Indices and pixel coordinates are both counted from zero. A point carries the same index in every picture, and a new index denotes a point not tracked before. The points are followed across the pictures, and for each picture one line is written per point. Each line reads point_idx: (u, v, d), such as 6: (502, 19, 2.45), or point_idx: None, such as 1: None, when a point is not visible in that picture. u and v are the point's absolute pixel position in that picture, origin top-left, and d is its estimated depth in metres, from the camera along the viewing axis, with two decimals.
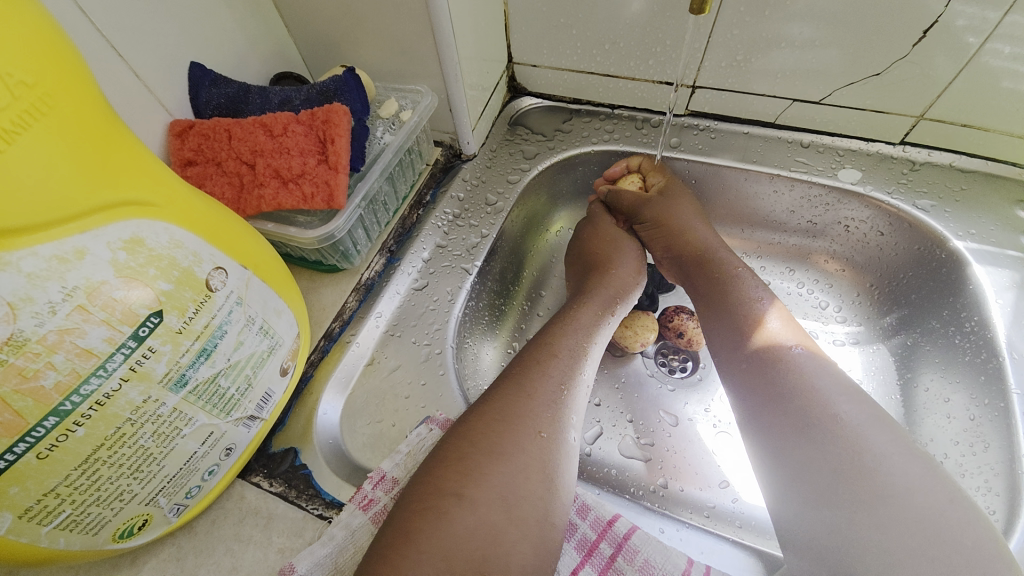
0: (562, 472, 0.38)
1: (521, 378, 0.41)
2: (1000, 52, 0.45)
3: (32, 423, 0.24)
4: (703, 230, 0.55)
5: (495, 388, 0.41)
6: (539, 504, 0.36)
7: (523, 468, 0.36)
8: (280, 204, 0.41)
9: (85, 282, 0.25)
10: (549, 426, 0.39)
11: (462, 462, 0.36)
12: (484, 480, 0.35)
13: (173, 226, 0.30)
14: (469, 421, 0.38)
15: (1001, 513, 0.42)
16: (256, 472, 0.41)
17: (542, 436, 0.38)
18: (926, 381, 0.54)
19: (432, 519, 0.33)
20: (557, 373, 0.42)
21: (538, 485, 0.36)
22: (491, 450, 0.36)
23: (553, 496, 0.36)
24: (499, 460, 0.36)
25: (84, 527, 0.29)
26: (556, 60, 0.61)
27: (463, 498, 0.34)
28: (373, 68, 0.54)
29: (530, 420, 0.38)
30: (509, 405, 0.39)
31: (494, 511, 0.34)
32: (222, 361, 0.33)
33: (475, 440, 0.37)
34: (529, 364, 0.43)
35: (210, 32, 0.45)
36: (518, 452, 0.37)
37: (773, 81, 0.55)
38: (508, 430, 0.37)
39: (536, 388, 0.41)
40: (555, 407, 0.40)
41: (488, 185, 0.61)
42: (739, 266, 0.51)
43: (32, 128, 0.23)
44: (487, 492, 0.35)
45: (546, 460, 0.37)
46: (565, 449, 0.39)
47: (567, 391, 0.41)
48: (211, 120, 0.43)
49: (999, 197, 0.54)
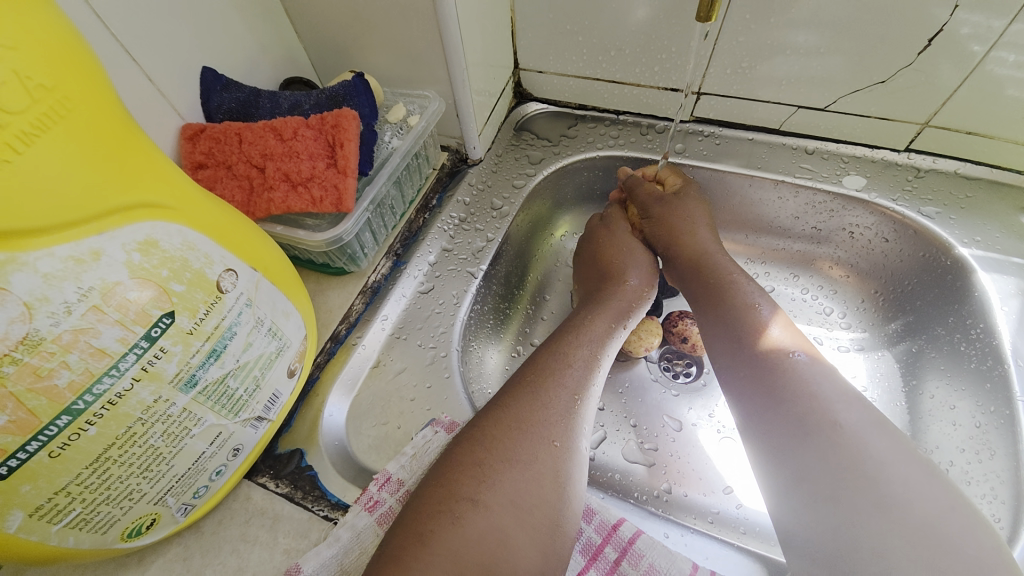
0: (575, 481, 0.38)
1: (536, 385, 0.41)
2: (1004, 60, 0.46)
3: (45, 421, 0.25)
4: (707, 236, 0.55)
5: (509, 393, 0.41)
6: (552, 512, 0.36)
7: (536, 475, 0.36)
8: (289, 207, 0.42)
9: (100, 283, 0.26)
10: (563, 436, 0.39)
11: (478, 467, 0.36)
12: (499, 486, 0.35)
13: (185, 228, 0.30)
14: (483, 425, 0.39)
15: (1007, 521, 0.42)
16: (263, 473, 0.41)
17: (556, 445, 0.38)
18: (931, 388, 0.54)
19: (446, 521, 0.33)
20: (571, 382, 0.42)
21: (551, 493, 0.36)
22: (506, 456, 0.36)
23: (566, 504, 0.36)
24: (513, 467, 0.36)
25: (93, 525, 0.29)
26: (562, 66, 0.62)
27: (477, 503, 0.34)
28: (381, 73, 0.54)
29: (547, 429, 0.39)
30: (525, 412, 0.39)
31: (506, 516, 0.34)
32: (231, 362, 0.33)
33: (491, 446, 0.37)
34: (542, 371, 0.43)
35: (221, 37, 0.45)
36: (533, 461, 0.37)
37: (778, 87, 0.55)
38: (523, 437, 0.38)
39: (551, 397, 0.41)
40: (568, 417, 0.40)
41: (494, 190, 0.61)
42: (736, 273, 0.51)
43: (50, 131, 0.23)
44: (500, 497, 0.35)
45: (559, 469, 0.37)
46: (578, 459, 0.39)
47: (581, 402, 0.42)
48: (222, 124, 0.43)
49: (1004, 205, 0.54)
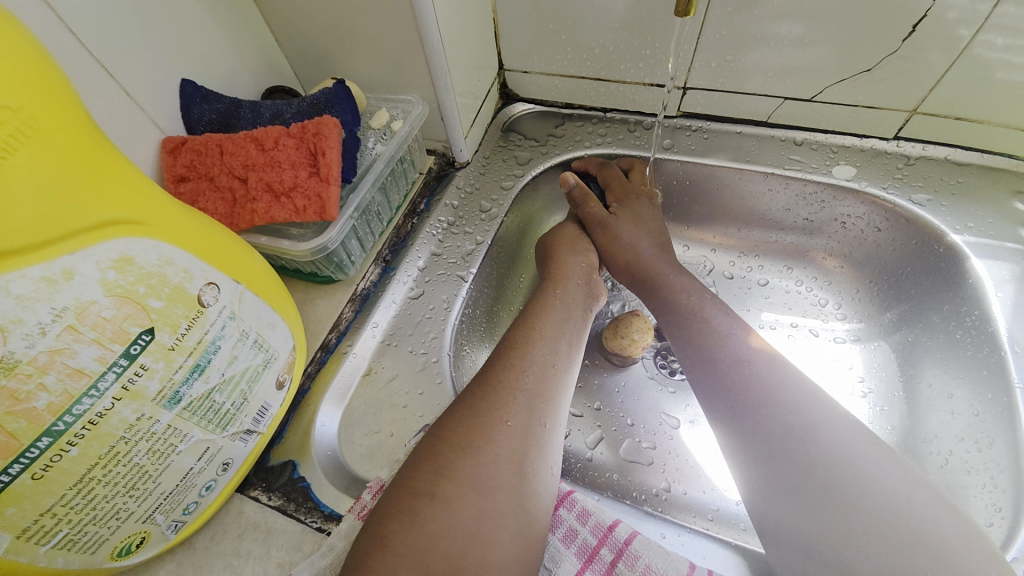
0: (534, 460, 0.37)
1: (489, 375, 0.42)
2: (992, 43, 0.45)
3: (26, 443, 0.24)
4: (659, 261, 0.54)
5: (468, 388, 0.41)
6: (513, 493, 0.35)
7: (492, 458, 0.36)
8: (273, 217, 0.42)
9: (75, 302, 0.25)
10: (516, 415, 0.39)
11: (435, 462, 0.36)
12: (458, 475, 0.35)
13: (164, 243, 0.30)
14: (439, 420, 0.39)
15: (1008, 510, 0.42)
16: (254, 486, 0.41)
17: (509, 425, 0.38)
18: (929, 377, 0.54)
19: (407, 520, 0.33)
20: (523, 363, 0.42)
21: (510, 475, 0.36)
22: (460, 445, 0.36)
23: (526, 485, 0.36)
24: (470, 455, 0.36)
25: (82, 546, 0.29)
26: (547, 65, 0.61)
27: (435, 497, 0.34)
28: (364, 78, 0.54)
29: (498, 411, 0.39)
30: (476, 401, 0.39)
31: (467, 504, 0.34)
32: (216, 376, 0.33)
33: (446, 438, 0.37)
34: (497, 362, 0.43)
35: (200, 48, 0.45)
36: (487, 442, 0.37)
37: (764, 79, 0.55)
38: (477, 424, 0.38)
39: (502, 381, 0.41)
40: (520, 396, 0.40)
41: (482, 192, 0.61)
42: (682, 292, 0.50)
43: (18, 151, 0.23)
44: (461, 487, 0.34)
45: (516, 448, 0.37)
46: (536, 436, 0.39)
47: (531, 378, 0.42)
48: (203, 136, 0.43)
49: (996, 189, 0.54)
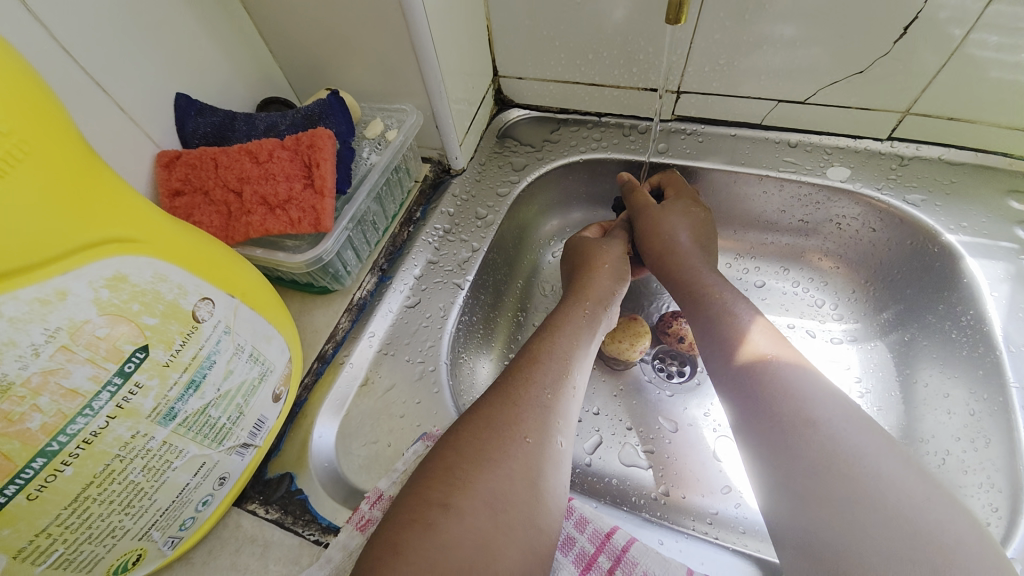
0: (548, 476, 0.38)
1: (509, 388, 0.41)
2: (985, 42, 0.45)
3: (20, 465, 0.25)
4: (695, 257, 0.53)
5: (484, 399, 0.41)
6: (526, 507, 0.35)
7: (508, 473, 0.36)
8: (267, 229, 0.42)
9: (68, 322, 0.25)
10: (535, 431, 0.39)
11: (448, 473, 0.36)
12: (471, 488, 0.35)
13: (158, 261, 0.30)
14: (458, 430, 0.39)
15: (1004, 510, 0.42)
16: (252, 499, 0.41)
17: (528, 441, 0.38)
18: (925, 376, 0.54)
19: (419, 531, 0.32)
20: (542, 379, 0.42)
21: (524, 489, 0.36)
22: (477, 457, 0.36)
23: (540, 501, 0.36)
24: (484, 468, 0.36)
25: (77, 564, 0.29)
26: (541, 71, 0.61)
27: (449, 508, 0.34)
28: (358, 88, 0.54)
29: (517, 426, 0.39)
30: (495, 413, 0.39)
31: (481, 517, 0.34)
32: (211, 391, 0.33)
33: (462, 449, 0.37)
34: (517, 376, 0.43)
35: (193, 62, 0.45)
36: (505, 457, 0.37)
37: (757, 82, 0.55)
38: (495, 437, 0.38)
39: (522, 396, 0.41)
40: (541, 413, 0.40)
41: (479, 199, 0.61)
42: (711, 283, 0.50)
43: (8, 176, 0.23)
44: (474, 500, 0.34)
45: (530, 464, 0.37)
46: (552, 454, 0.39)
47: (554, 396, 0.41)
48: (198, 149, 0.43)
49: (989, 188, 0.54)
